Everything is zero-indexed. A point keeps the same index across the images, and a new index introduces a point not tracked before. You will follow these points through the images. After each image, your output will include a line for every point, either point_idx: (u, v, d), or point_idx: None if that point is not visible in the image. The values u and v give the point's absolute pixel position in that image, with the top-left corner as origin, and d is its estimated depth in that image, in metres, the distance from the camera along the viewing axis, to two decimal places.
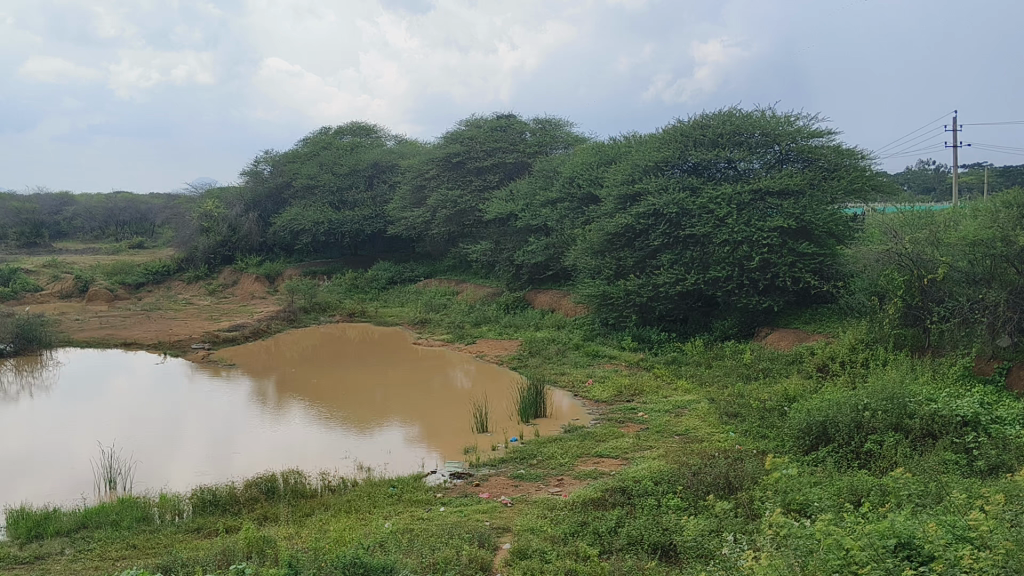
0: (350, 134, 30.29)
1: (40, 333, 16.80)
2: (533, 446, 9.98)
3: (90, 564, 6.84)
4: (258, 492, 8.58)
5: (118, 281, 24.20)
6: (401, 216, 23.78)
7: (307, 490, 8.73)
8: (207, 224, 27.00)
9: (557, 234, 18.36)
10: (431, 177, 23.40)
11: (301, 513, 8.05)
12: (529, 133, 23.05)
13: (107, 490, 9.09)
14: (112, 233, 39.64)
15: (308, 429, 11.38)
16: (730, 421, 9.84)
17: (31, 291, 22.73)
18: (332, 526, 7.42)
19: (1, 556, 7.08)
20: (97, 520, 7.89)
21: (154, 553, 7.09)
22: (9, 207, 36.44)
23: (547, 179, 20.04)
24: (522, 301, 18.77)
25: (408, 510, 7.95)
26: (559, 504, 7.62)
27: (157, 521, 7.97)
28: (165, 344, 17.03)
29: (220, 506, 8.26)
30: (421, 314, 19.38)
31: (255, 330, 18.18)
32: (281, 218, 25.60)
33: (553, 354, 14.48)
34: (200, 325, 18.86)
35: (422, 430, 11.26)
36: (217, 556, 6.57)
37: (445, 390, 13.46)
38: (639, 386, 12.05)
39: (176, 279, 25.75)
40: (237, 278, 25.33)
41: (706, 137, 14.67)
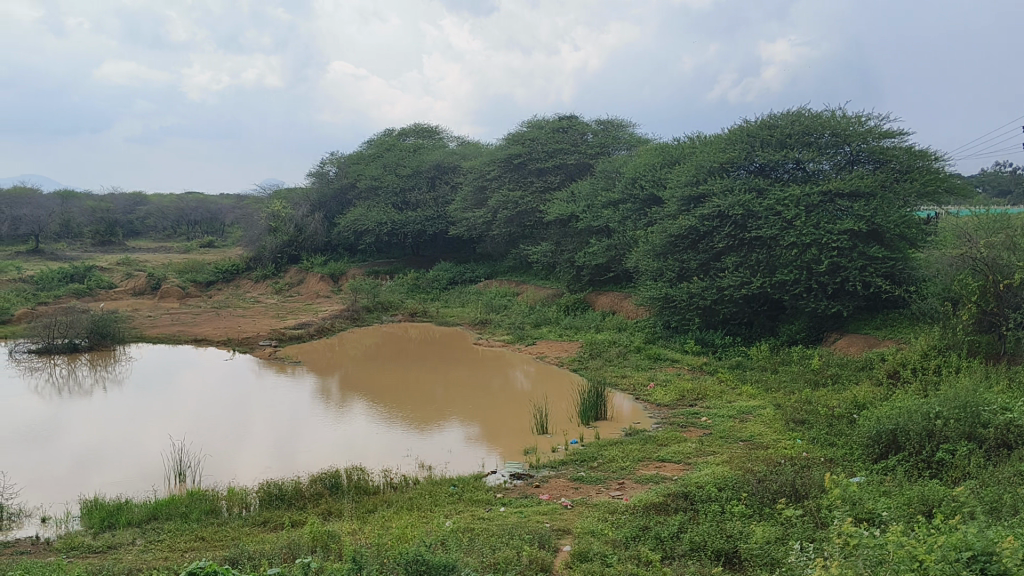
0: (414, 135, 30.64)
1: (114, 329, 17.34)
2: (594, 448, 9.93)
3: (160, 555, 7.01)
4: (322, 487, 8.71)
5: (189, 279, 24.85)
6: (463, 216, 23.89)
7: (370, 487, 8.83)
8: (275, 225, 27.55)
9: (619, 235, 18.23)
10: (493, 178, 23.46)
11: (364, 510, 8.13)
12: (591, 134, 22.97)
13: (176, 483, 9.32)
14: (184, 233, 40.68)
15: (370, 426, 11.52)
16: (797, 428, 9.63)
17: (105, 289, 23.45)
18: (395, 523, 7.48)
19: (75, 545, 7.31)
20: (167, 512, 8.09)
21: (222, 545, 7.24)
22: (86, 206, 37.73)
23: (609, 180, 19.97)
24: (583, 303, 18.69)
25: (469, 510, 7.97)
26: (620, 508, 7.56)
27: (224, 514, 8.13)
28: (233, 341, 17.43)
29: (286, 500, 8.41)
30: (482, 314, 19.47)
31: (320, 328, 18.48)
32: (345, 219, 26.00)
33: (614, 357, 14.39)
34: (267, 322, 19.25)
35: (482, 430, 11.29)
36: (283, 550, 6.68)
37: (505, 390, 13.47)
38: (702, 390, 11.88)
39: (244, 277, 26.29)
40: (302, 277, 25.76)
41: (773, 137, 14.43)
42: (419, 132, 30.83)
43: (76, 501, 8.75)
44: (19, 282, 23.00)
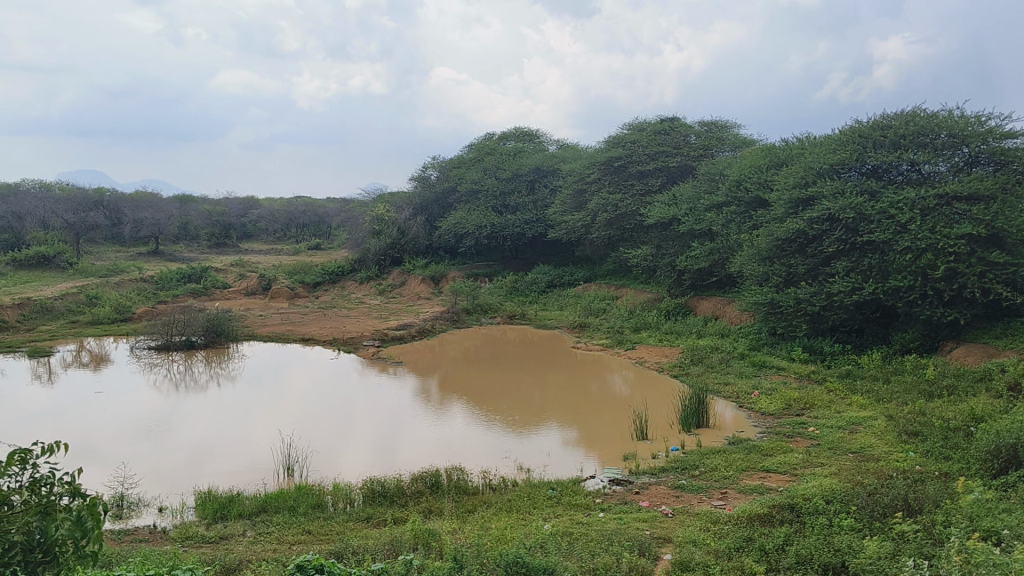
0: (514, 138, 30.82)
1: (228, 327, 18.08)
2: (695, 456, 9.76)
3: (269, 547, 7.25)
4: (423, 485, 8.85)
5: (298, 280, 25.73)
6: (562, 220, 23.85)
7: (469, 487, 8.91)
8: (379, 228, 28.19)
9: (722, 238, 17.85)
10: (593, 181, 23.35)
11: (464, 509, 8.22)
12: (694, 136, 22.57)
13: (285, 477, 9.64)
14: (292, 236, 42.09)
15: (469, 427, 11.65)
16: (910, 440, 9.22)
17: (220, 288, 24.49)
18: (494, 524, 7.52)
19: (190, 535, 7.63)
20: (276, 505, 8.36)
21: (328, 539, 7.44)
22: (202, 210, 39.57)
23: (712, 183, 19.62)
24: (684, 307, 18.41)
25: (568, 514, 7.96)
26: (723, 517, 7.40)
27: (330, 509, 8.35)
28: (338, 340, 17.94)
29: (388, 497, 8.57)
30: (580, 318, 19.39)
31: (421, 329, 18.81)
32: (446, 222, 26.38)
33: (717, 364, 14.12)
34: (371, 323, 19.69)
35: (580, 435, 11.24)
36: (386, 546, 6.81)
37: (604, 395, 13.40)
38: (809, 399, 11.52)
39: (349, 279, 26.99)
40: (404, 279, 26.25)
41: (887, 138, 13.90)
42: (520, 136, 30.97)
43: (191, 492, 9.14)
44: (141, 282, 24.24)
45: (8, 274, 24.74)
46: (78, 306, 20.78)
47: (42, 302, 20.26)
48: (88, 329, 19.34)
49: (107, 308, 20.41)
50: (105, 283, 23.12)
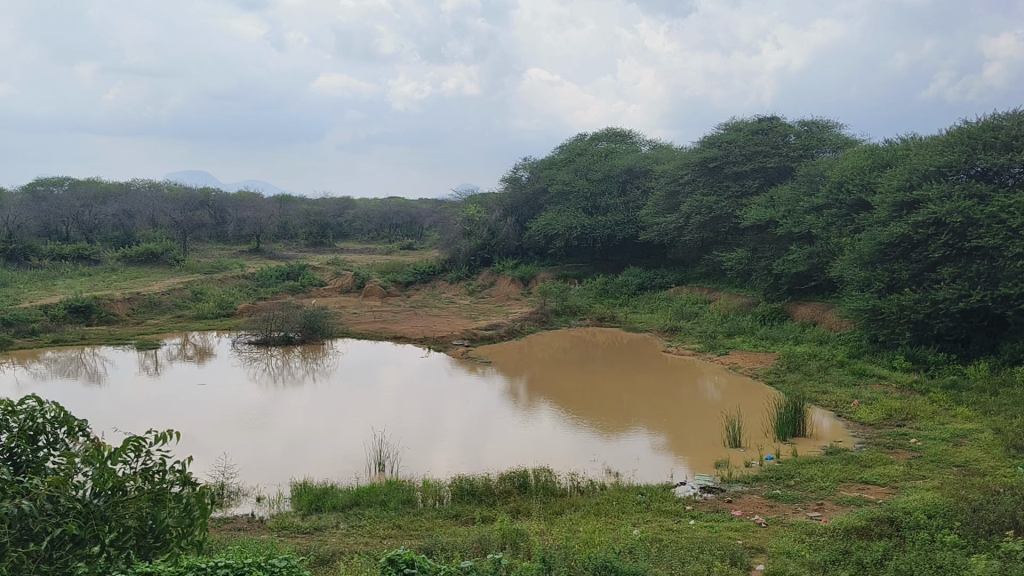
0: (606, 139, 30.68)
1: (323, 324, 18.56)
2: (790, 466, 9.50)
3: (361, 540, 7.40)
4: (511, 485, 8.87)
5: (391, 280, 26.25)
6: (654, 221, 23.57)
7: (557, 488, 8.89)
8: (470, 228, 28.50)
9: (822, 242, 17.36)
10: (687, 182, 23.04)
11: (551, 511, 8.22)
12: (793, 136, 22.02)
13: (376, 472, 9.82)
14: (386, 236, 42.84)
15: (557, 429, 11.63)
16: (1020, 455, 8.77)
17: (316, 286, 25.17)
18: (583, 527, 7.49)
19: (286, 525, 7.85)
20: (368, 499, 8.54)
21: (417, 534, 7.54)
22: (300, 210, 40.79)
23: (812, 184, 19.08)
24: (781, 313, 17.97)
25: (657, 520, 7.85)
26: (819, 529, 7.18)
27: (419, 505, 8.47)
28: (429, 339, 18.19)
29: (476, 495, 8.63)
30: (672, 321, 19.14)
31: (510, 330, 18.89)
32: (537, 223, 26.44)
33: (814, 371, 13.73)
34: (462, 322, 19.92)
35: (670, 440, 11.09)
36: (474, 544, 6.87)
37: (695, 400, 13.19)
38: (911, 410, 11.08)
39: (440, 278, 27.37)
40: (494, 279, 26.44)
41: (998, 139, 13.39)
42: (612, 137, 30.81)
43: (287, 483, 9.41)
44: (242, 280, 25.11)
45: (120, 270, 25.99)
46: (184, 301, 21.68)
47: (151, 297, 21.21)
48: (192, 323, 20.13)
49: (210, 304, 21.23)
50: (209, 280, 24.05)
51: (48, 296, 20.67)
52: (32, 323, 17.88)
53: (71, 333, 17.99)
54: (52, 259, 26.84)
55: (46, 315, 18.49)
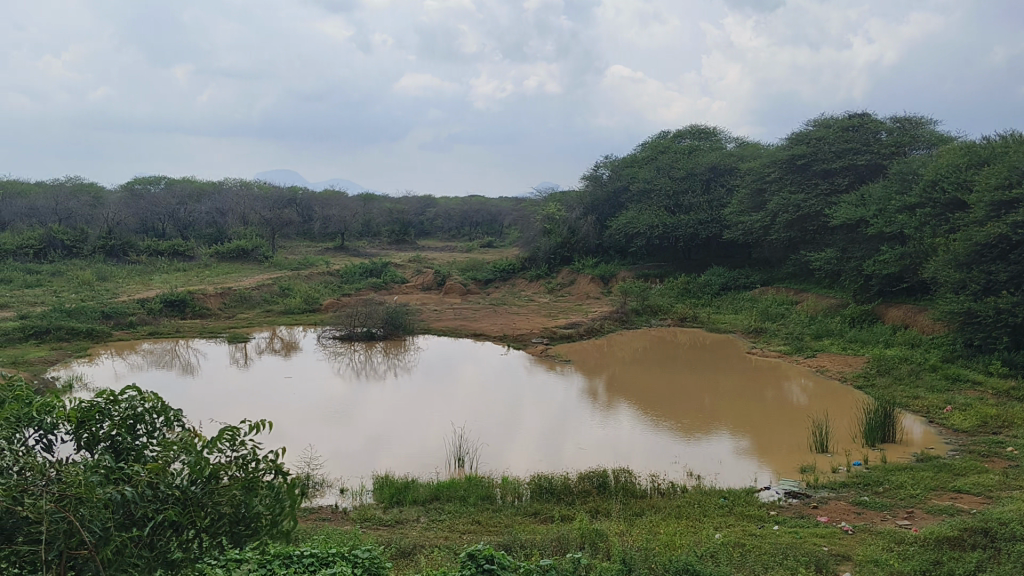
0: (690, 137, 30.28)
1: (404, 321, 18.86)
2: (879, 472, 9.21)
3: (441, 534, 7.49)
4: (590, 485, 8.83)
5: (471, 278, 26.50)
6: (739, 220, 23.16)
7: (637, 490, 8.81)
8: (550, 227, 28.53)
9: (915, 242, 16.76)
10: (773, 180, 22.52)
11: (631, 512, 8.15)
12: (885, 133, 21.28)
13: (456, 467, 9.92)
14: (467, 233, 43.13)
15: (637, 430, 11.54)
16: None
17: (398, 283, 25.56)
18: (663, 529, 7.41)
19: (369, 517, 8.01)
20: (448, 494, 8.64)
21: (497, 530, 7.59)
22: (384, 208, 41.44)
23: (905, 182, 18.44)
24: (870, 315, 17.43)
25: (740, 524, 7.71)
26: (909, 538, 6.94)
27: (499, 501, 8.52)
28: (508, 338, 18.29)
29: (555, 493, 8.63)
30: (757, 322, 18.78)
31: (590, 329, 18.84)
32: (618, 222, 26.30)
33: (905, 375, 13.29)
34: (542, 321, 19.94)
35: (753, 444, 10.88)
36: (553, 542, 6.87)
37: (780, 403, 12.91)
38: (1009, 417, 10.61)
39: (520, 277, 27.49)
40: (574, 278, 26.39)
41: None
42: (696, 134, 30.38)
43: (369, 475, 9.60)
44: (327, 277, 25.69)
45: (212, 266, 26.88)
46: (272, 296, 22.31)
47: (241, 292, 21.90)
48: (280, 318, 20.69)
49: (297, 299, 21.80)
50: (296, 276, 24.69)
51: (146, 291, 21.55)
52: (130, 316, 18.65)
53: (166, 326, 18.72)
54: (150, 255, 27.95)
55: (143, 309, 19.27)
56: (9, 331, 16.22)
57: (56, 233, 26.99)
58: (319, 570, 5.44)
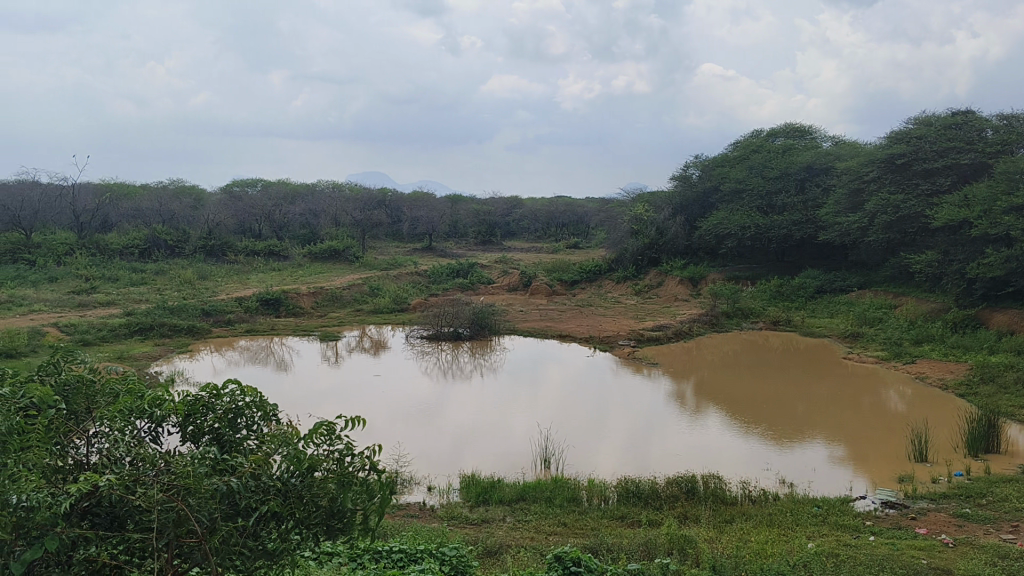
0: (783, 135, 29.57)
1: (491, 321, 18.99)
2: (983, 484, 8.80)
3: (527, 535, 7.50)
4: (679, 490, 8.70)
5: (557, 279, 26.53)
6: (834, 221, 22.48)
7: (728, 496, 8.64)
8: (637, 228, 28.29)
9: (1022, 244, 15.95)
10: (872, 180, 21.75)
11: (720, 519, 7.98)
12: (992, 130, 20.17)
13: (542, 468, 9.92)
14: (553, 234, 43.14)
15: (727, 435, 11.32)
16: None
17: (485, 284, 25.74)
18: (754, 537, 7.24)
19: (455, 515, 8.08)
20: (534, 494, 8.65)
21: (583, 533, 7.55)
22: (471, 210, 41.82)
23: (1012, 182, 17.54)
24: (974, 320, 16.70)
25: (833, 534, 7.48)
26: (1014, 554, 6.61)
27: (585, 503, 8.48)
28: (595, 339, 18.23)
29: (643, 498, 8.54)
30: (853, 327, 18.20)
31: (679, 331, 18.60)
32: (708, 223, 25.88)
33: (1012, 383, 12.65)
34: (629, 323, 19.79)
35: (848, 452, 10.54)
36: (640, 546, 6.80)
37: (877, 411, 12.48)
38: None
39: (607, 278, 27.38)
40: (662, 280, 26.11)
41: None
42: (790, 133, 29.61)
43: (456, 474, 9.69)
44: (416, 277, 26.08)
45: (306, 266, 27.61)
46: (363, 296, 22.76)
47: (333, 292, 22.44)
48: (370, 318, 21.11)
49: (386, 299, 22.20)
50: (386, 276, 25.13)
51: (243, 290, 22.27)
52: (228, 314, 19.32)
53: (262, 324, 19.31)
54: (246, 255, 28.93)
55: (241, 307, 19.94)
56: (116, 327, 16.97)
57: (160, 234, 28.14)
58: (408, 566, 5.52)
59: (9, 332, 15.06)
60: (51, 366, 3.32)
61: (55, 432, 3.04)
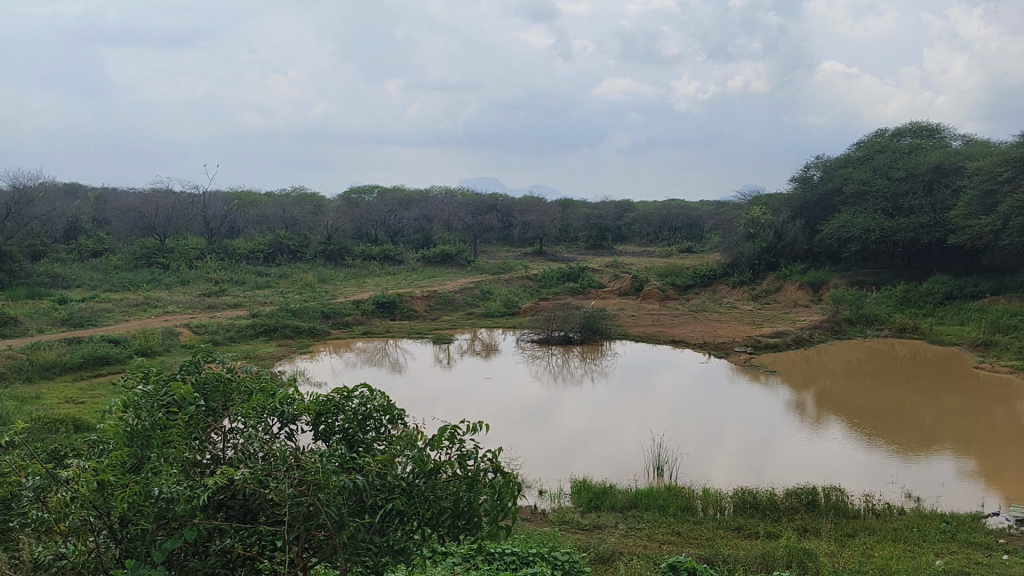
0: (910, 134, 28.24)
1: (602, 326, 18.87)
2: None
3: (640, 543, 7.39)
4: (798, 502, 8.41)
5: (670, 284, 26.23)
6: (965, 225, 21.28)
7: (850, 510, 8.28)
8: (754, 231, 27.69)
9: None
10: (1006, 180, 20.51)
11: (842, 533, 7.66)
12: None
13: (655, 476, 9.77)
14: (666, 238, 42.55)
15: (848, 447, 10.87)
16: None
17: (596, 288, 25.65)
18: (878, 553, 6.91)
19: (567, 520, 8.04)
20: (647, 502, 8.51)
21: (698, 543, 7.38)
22: (582, 215, 41.76)
23: None
24: None
25: (964, 552, 7.06)
26: None
27: (700, 513, 8.29)
28: (709, 345, 17.87)
29: (760, 509, 8.28)
30: (986, 335, 17.19)
31: (798, 338, 18.03)
32: (829, 226, 24.98)
33: None
34: (745, 329, 19.32)
35: (981, 467, 9.94)
36: (758, 559, 6.58)
37: (1012, 424, 11.73)
38: None
39: (721, 283, 26.95)
40: (780, 285, 25.40)
41: None
42: (917, 132, 28.25)
43: (567, 479, 9.65)
44: (527, 281, 26.24)
45: (420, 270, 28.18)
46: (474, 300, 23.04)
47: (445, 295, 22.82)
48: (482, 321, 21.36)
49: (498, 303, 22.38)
50: (498, 281, 25.38)
51: (361, 293, 22.94)
52: (347, 316, 19.92)
53: (378, 327, 19.82)
54: (363, 259, 29.79)
55: (358, 309, 20.55)
56: (243, 328, 17.77)
57: (283, 239, 29.28)
58: (520, 569, 5.52)
59: (145, 332, 15.98)
60: (192, 365, 3.46)
61: (193, 427, 3.16)
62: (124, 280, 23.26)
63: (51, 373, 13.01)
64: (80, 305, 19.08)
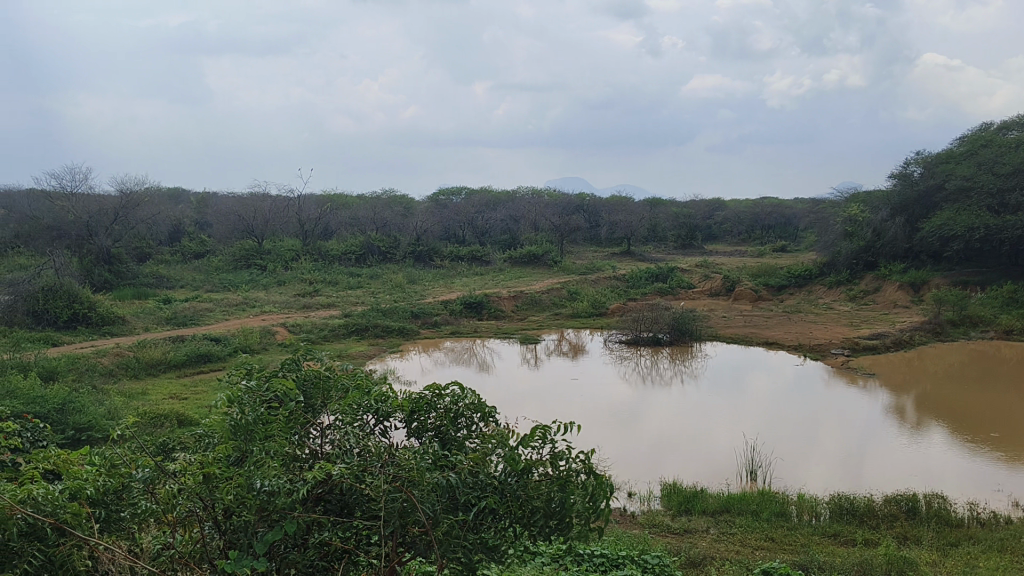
0: (1019, 127, 26.85)
1: (692, 327, 18.59)
2: None
3: (732, 548, 7.23)
4: (898, 509, 8.09)
5: (763, 284, 25.69)
6: None
7: (954, 518, 7.91)
8: (852, 229, 27.14)
9: None
10: None
11: (945, 542, 7.33)
12: None
13: (748, 480, 9.56)
14: (758, 237, 41.60)
15: (951, 453, 10.41)
16: None
17: (686, 288, 25.30)
18: (983, 563, 6.58)
19: (657, 523, 7.95)
20: (739, 507, 8.32)
21: (792, 549, 7.18)
22: (671, 214, 41.21)
23: None
24: None
25: None
26: None
27: (794, 519, 8.06)
28: (803, 347, 17.41)
29: (858, 515, 8.00)
30: None
31: (897, 339, 17.39)
32: (930, 224, 24.00)
33: None
34: (841, 330, 18.76)
35: None
36: (855, 565, 6.36)
37: None
38: None
39: (817, 283, 26.47)
40: (879, 285, 24.57)
41: None
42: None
43: (657, 481, 9.53)
44: (615, 281, 26.08)
45: (508, 270, 28.32)
46: (562, 300, 23.01)
47: (533, 295, 22.89)
48: (570, 321, 21.32)
49: (585, 304, 22.29)
50: (585, 281, 25.30)
51: (449, 293, 23.21)
52: (436, 316, 20.17)
53: (466, 326, 20.01)
54: (451, 260, 30.11)
55: (447, 310, 20.79)
56: (336, 327, 18.21)
57: (374, 241, 29.84)
58: (610, 571, 5.47)
59: (244, 331, 16.53)
60: (292, 362, 3.57)
61: (293, 423, 3.24)
62: (224, 281, 24.12)
63: (156, 370, 13.59)
64: (182, 304, 19.88)
